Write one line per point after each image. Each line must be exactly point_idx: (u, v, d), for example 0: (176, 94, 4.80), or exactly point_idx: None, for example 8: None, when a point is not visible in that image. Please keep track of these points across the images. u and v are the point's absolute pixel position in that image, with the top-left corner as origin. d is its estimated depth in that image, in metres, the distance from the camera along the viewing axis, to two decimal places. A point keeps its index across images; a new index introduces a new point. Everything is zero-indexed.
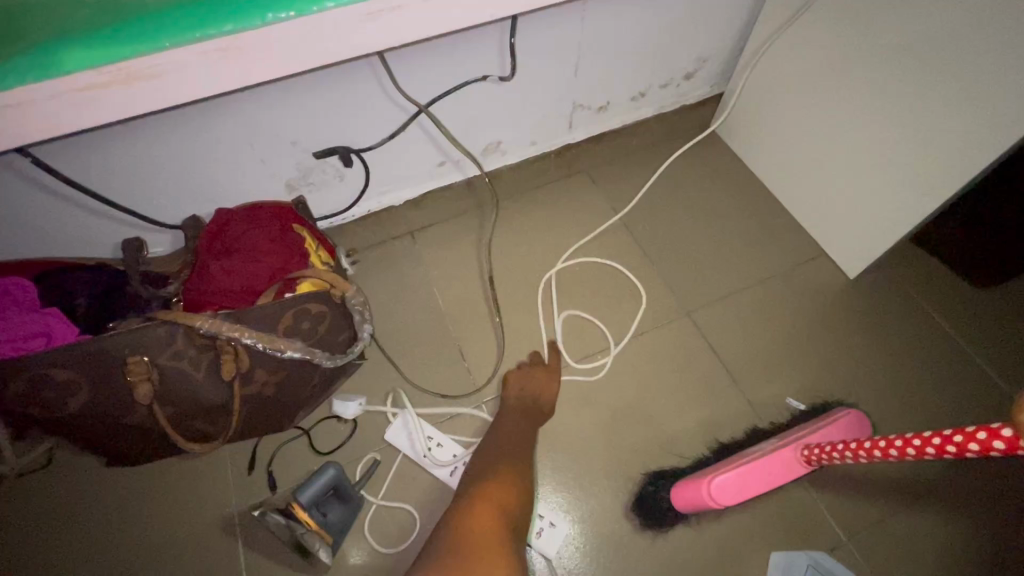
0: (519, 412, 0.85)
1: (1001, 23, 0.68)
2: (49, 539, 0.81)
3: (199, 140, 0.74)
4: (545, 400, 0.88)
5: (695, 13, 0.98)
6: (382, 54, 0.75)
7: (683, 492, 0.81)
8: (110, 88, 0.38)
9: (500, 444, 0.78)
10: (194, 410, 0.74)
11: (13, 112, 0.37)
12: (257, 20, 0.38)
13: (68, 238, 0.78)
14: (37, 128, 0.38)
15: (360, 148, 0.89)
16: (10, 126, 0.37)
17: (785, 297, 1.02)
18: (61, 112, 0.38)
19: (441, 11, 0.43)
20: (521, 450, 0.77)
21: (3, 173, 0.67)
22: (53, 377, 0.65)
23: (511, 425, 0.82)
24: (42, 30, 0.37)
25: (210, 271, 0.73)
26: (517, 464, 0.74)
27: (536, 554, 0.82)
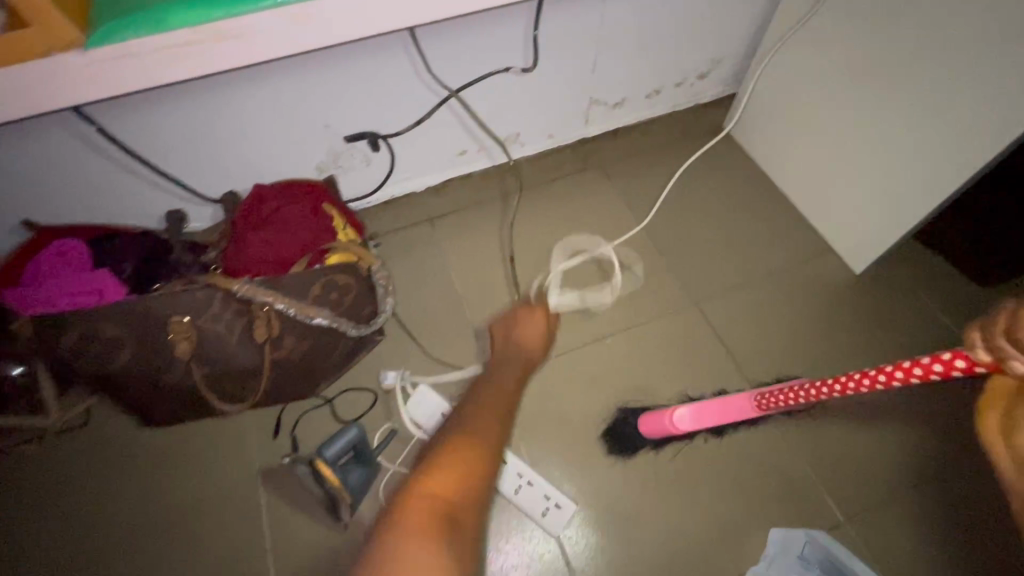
0: (507, 373, 0.78)
1: (1002, 23, 0.72)
2: (86, 491, 0.86)
3: (241, 119, 0.80)
4: (532, 340, 0.86)
5: (710, 15, 1.03)
6: (411, 31, 0.79)
7: (648, 422, 0.87)
8: (206, 43, 0.48)
9: (478, 402, 0.68)
10: (226, 372, 0.79)
11: (133, 61, 0.48)
12: None
13: (118, 208, 0.84)
14: (147, 74, 0.49)
15: (388, 134, 0.94)
16: (130, 72, 0.48)
17: (791, 290, 1.05)
18: (167, 62, 0.49)
19: None
20: (501, 410, 0.67)
21: (70, 140, 0.74)
22: (102, 331, 0.70)
23: (498, 387, 0.73)
24: None
25: (247, 241, 0.79)
26: (492, 421, 0.63)
27: (541, 532, 0.85)
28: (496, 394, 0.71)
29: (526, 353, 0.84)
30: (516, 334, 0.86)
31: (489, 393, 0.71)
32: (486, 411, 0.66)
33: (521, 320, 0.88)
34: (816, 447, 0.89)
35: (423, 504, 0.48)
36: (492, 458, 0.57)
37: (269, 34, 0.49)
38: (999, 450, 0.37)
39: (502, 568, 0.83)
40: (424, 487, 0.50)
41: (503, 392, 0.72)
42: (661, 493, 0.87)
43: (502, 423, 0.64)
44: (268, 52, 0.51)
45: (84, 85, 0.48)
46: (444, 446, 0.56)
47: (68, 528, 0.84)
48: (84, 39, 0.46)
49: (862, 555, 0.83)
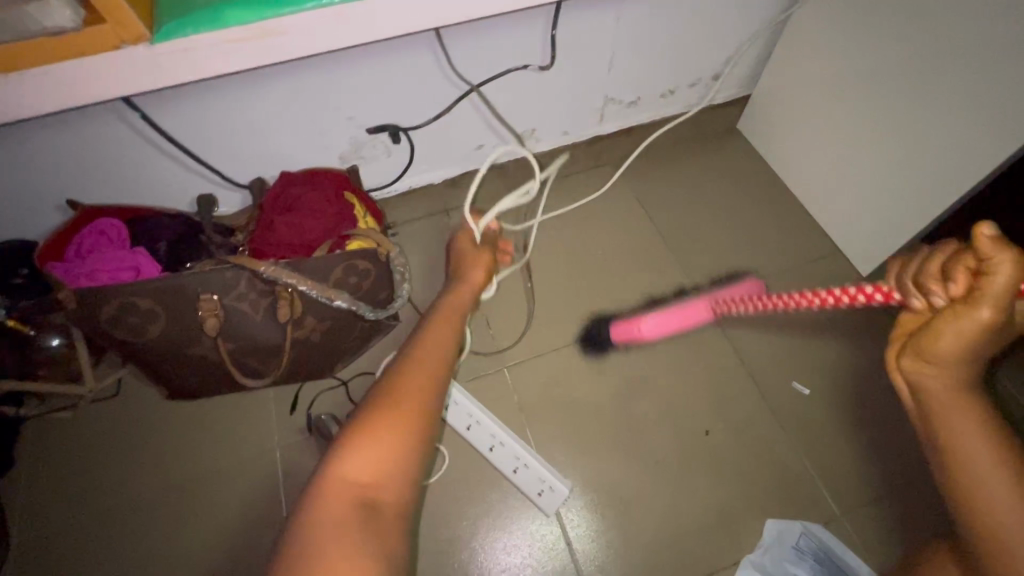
0: (446, 317, 0.74)
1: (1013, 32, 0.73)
2: (115, 457, 0.91)
3: (271, 109, 0.85)
4: (475, 275, 0.84)
5: (725, 18, 1.04)
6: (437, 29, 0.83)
7: (620, 332, 0.99)
8: (254, 40, 0.52)
9: (414, 351, 0.66)
10: (250, 348, 0.84)
11: (187, 55, 0.52)
12: None
13: (154, 190, 0.89)
14: (198, 68, 0.53)
15: (408, 127, 0.98)
16: (184, 65, 0.52)
17: (797, 289, 1.06)
18: (216, 58, 0.53)
19: None
20: (436, 359, 0.65)
21: (116, 126, 0.78)
22: (138, 305, 0.75)
23: (439, 329, 0.71)
24: None
25: (274, 225, 0.83)
26: (425, 377, 0.62)
27: (535, 511, 0.88)
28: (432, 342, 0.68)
29: (464, 291, 0.81)
30: (462, 277, 0.83)
31: (425, 340, 0.68)
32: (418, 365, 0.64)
33: (465, 255, 0.87)
34: (812, 442, 0.93)
35: (343, 495, 0.52)
36: (421, 431, 0.58)
37: (314, 31, 0.53)
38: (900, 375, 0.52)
39: (507, 547, 0.86)
40: (345, 470, 0.53)
41: (441, 337, 0.69)
42: (661, 482, 0.90)
43: (436, 377, 0.63)
44: (312, 47, 0.55)
45: (141, 77, 0.52)
46: (367, 417, 0.57)
47: (97, 491, 0.89)
48: (150, 33, 0.50)
49: (855, 548, 0.85)
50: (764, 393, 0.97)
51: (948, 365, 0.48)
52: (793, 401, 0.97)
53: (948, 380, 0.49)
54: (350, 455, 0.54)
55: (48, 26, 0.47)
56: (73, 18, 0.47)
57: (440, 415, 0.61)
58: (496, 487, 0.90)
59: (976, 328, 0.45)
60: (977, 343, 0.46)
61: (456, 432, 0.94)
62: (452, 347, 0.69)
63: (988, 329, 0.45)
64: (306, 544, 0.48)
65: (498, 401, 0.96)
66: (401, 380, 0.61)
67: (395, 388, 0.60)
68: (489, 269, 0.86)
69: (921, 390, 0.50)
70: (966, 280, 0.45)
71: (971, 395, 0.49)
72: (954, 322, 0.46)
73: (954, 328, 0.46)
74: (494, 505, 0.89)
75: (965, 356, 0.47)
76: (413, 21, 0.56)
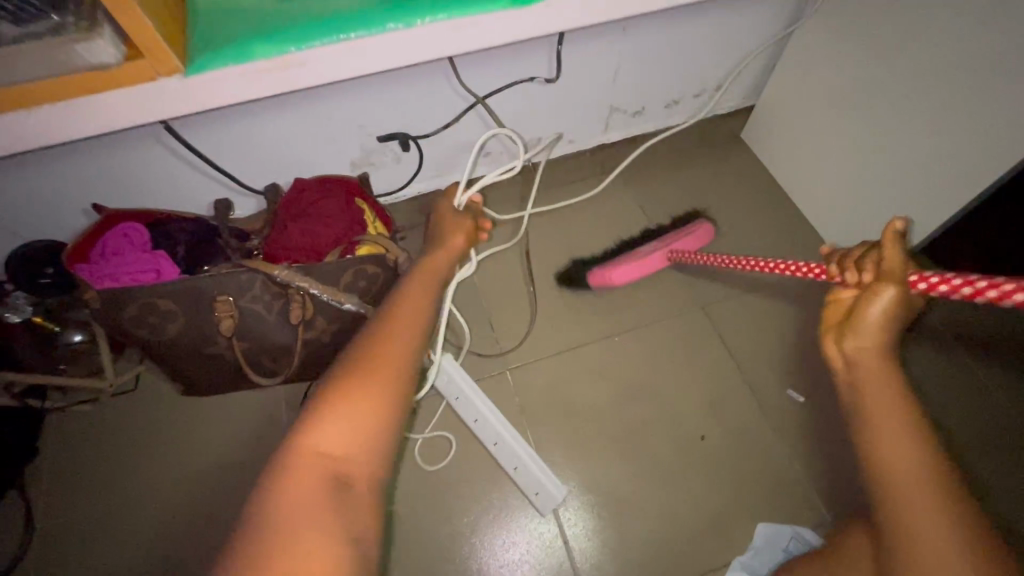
0: (427, 274, 0.68)
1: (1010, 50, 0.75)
2: (133, 448, 0.96)
3: (286, 119, 0.88)
4: (464, 224, 0.76)
5: (730, 31, 1.07)
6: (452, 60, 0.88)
7: (598, 276, 1.05)
8: (267, 74, 0.53)
9: (389, 312, 0.59)
10: (263, 348, 0.87)
11: (204, 87, 0.53)
12: (377, 28, 0.52)
13: (174, 195, 0.93)
14: (215, 98, 0.54)
15: (417, 135, 1.00)
16: (202, 96, 0.54)
17: (795, 297, 1.08)
18: (231, 90, 0.54)
19: (503, 29, 0.56)
20: (410, 322, 0.58)
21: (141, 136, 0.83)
22: (158, 306, 0.79)
23: (417, 290, 0.64)
24: (225, 34, 0.52)
25: (287, 230, 0.87)
26: (398, 340, 0.56)
27: (530, 511, 0.91)
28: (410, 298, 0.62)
29: (448, 248, 0.73)
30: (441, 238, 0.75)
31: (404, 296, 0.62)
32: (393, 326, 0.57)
33: (443, 218, 0.78)
34: (806, 448, 0.95)
35: (307, 470, 0.47)
36: (395, 402, 0.52)
37: (336, 62, 0.54)
38: (833, 353, 0.51)
39: (506, 542, 0.89)
40: (311, 445, 0.48)
41: (420, 299, 0.62)
42: (657, 484, 0.93)
43: (411, 342, 0.56)
44: (333, 76, 0.55)
45: (160, 106, 0.54)
46: (333, 386, 0.52)
47: (115, 481, 0.93)
48: (184, 67, 0.52)
49: None
50: (761, 399, 0.99)
51: (868, 340, 0.49)
52: (790, 407, 0.99)
53: (878, 356, 0.48)
54: (316, 428, 0.49)
55: (93, 62, 0.50)
56: (114, 53, 0.50)
57: (414, 386, 0.55)
58: (497, 484, 0.93)
59: (889, 304, 0.48)
60: (892, 320, 0.49)
61: (463, 425, 0.98)
62: (430, 307, 0.62)
63: (898, 304, 0.48)
64: (265, 524, 0.44)
65: (500, 402, 0.99)
66: (374, 345, 0.55)
67: (365, 355, 0.54)
68: (470, 235, 0.76)
69: (852, 361, 0.49)
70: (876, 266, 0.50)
71: (898, 377, 0.48)
72: (875, 298, 0.48)
73: (873, 305, 0.48)
74: (494, 503, 0.92)
75: (881, 330, 0.48)
76: (423, 53, 0.56)
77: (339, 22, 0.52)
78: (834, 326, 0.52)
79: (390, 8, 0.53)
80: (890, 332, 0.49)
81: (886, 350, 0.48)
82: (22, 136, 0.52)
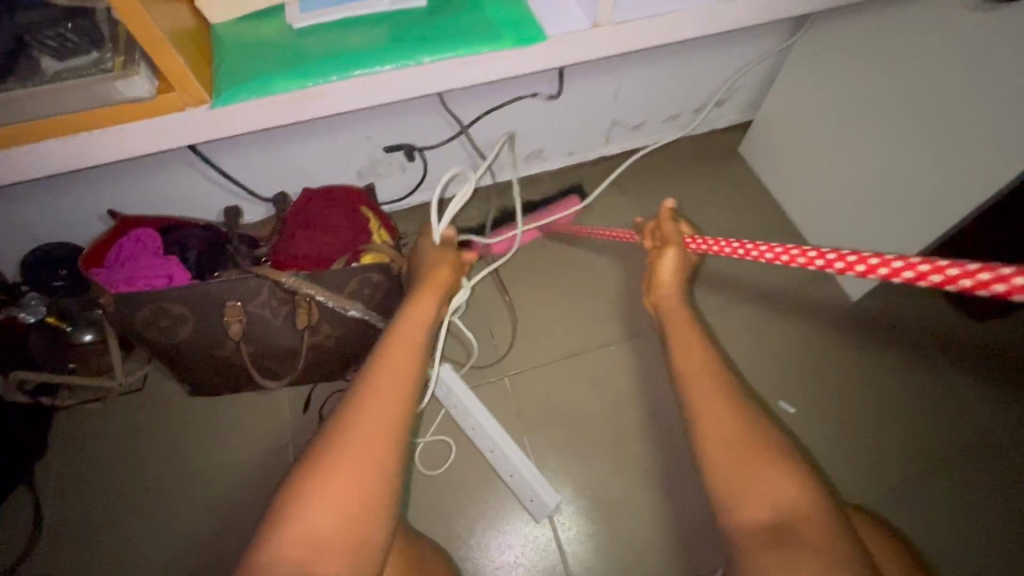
0: (410, 323, 0.65)
1: (993, 84, 0.78)
2: (139, 446, 0.98)
3: (296, 131, 0.91)
4: (439, 274, 0.75)
5: (729, 50, 1.09)
6: (439, 95, 0.94)
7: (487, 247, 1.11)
8: (284, 104, 0.56)
9: (365, 393, 0.56)
10: (270, 351, 0.90)
11: (225, 115, 0.56)
12: (388, 65, 0.55)
13: (186, 202, 0.97)
14: (233, 125, 0.57)
15: (422, 147, 1.04)
16: (221, 124, 0.56)
17: (784, 310, 1.10)
18: (250, 118, 0.56)
19: (508, 63, 0.59)
20: (390, 407, 0.55)
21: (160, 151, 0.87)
22: (170, 310, 0.81)
23: (399, 354, 0.60)
24: (246, 69, 0.55)
25: (296, 239, 0.90)
26: (377, 434, 0.53)
27: (525, 516, 0.94)
28: (391, 358, 0.59)
29: (428, 303, 0.70)
30: (428, 276, 0.75)
31: (386, 354, 0.60)
32: (376, 394, 0.56)
33: (427, 256, 0.81)
34: None
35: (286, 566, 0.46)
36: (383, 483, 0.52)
37: (351, 94, 0.57)
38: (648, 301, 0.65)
39: (501, 546, 0.92)
40: (292, 538, 0.48)
41: (402, 357, 0.60)
42: (649, 491, 0.95)
43: (395, 425, 0.54)
44: (348, 107, 0.58)
45: (184, 133, 0.57)
46: (311, 478, 0.51)
47: (122, 478, 0.96)
48: (209, 98, 0.55)
49: None
50: None
51: (670, 290, 0.63)
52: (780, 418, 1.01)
53: (675, 295, 0.62)
54: (296, 519, 0.49)
55: (129, 95, 0.53)
56: (150, 88, 0.53)
57: (400, 466, 0.54)
58: (493, 489, 0.96)
59: (673, 257, 0.63)
60: (680, 270, 0.64)
61: (462, 432, 1.01)
62: (415, 378, 0.59)
63: (679, 256, 0.63)
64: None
65: (498, 409, 1.02)
66: (352, 436, 0.53)
67: (342, 453, 0.52)
68: (455, 268, 0.79)
69: (659, 303, 0.62)
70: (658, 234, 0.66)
71: (691, 310, 0.62)
72: (663, 257, 0.64)
73: (666, 258, 0.63)
74: (490, 506, 0.95)
75: (675, 282, 0.63)
76: (433, 85, 0.58)
77: (355, 60, 0.55)
78: (647, 280, 0.66)
79: (405, 47, 0.55)
80: (681, 279, 0.64)
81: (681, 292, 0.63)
82: (58, 161, 0.55)
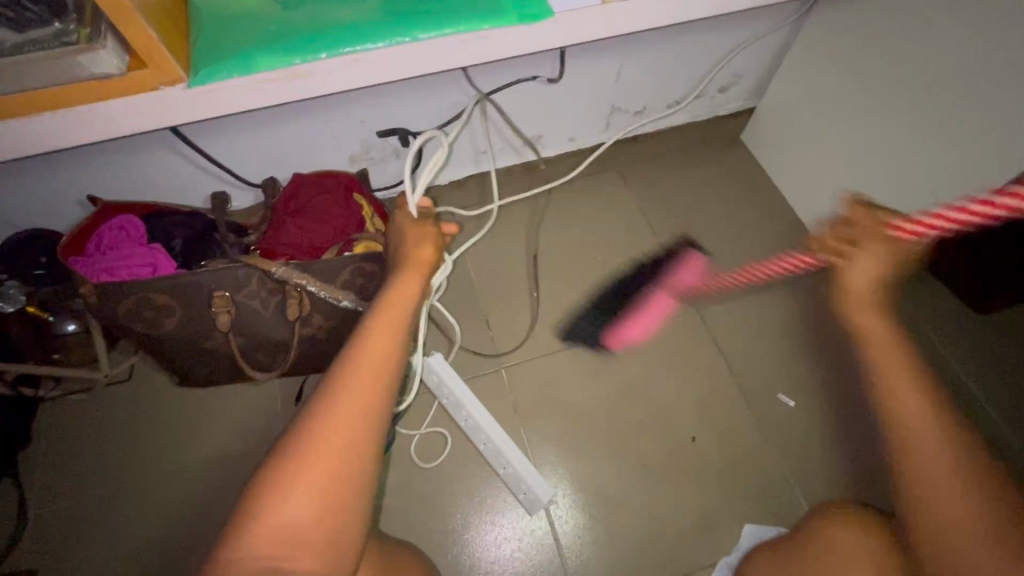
0: (385, 313, 0.62)
1: (1000, 73, 0.75)
2: (127, 438, 0.96)
3: (286, 114, 0.88)
4: (422, 254, 0.70)
5: (733, 35, 1.06)
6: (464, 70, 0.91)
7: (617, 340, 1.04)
8: (269, 83, 0.52)
9: (342, 385, 0.55)
10: (260, 343, 0.87)
11: (205, 96, 0.52)
12: (381, 42, 0.52)
13: (172, 188, 0.93)
14: (212, 106, 0.53)
15: (416, 131, 1.00)
16: (201, 105, 0.53)
17: (786, 302, 1.09)
18: (231, 98, 0.53)
19: (509, 43, 0.56)
20: (367, 401, 0.55)
21: (143, 135, 0.83)
22: (155, 300, 0.78)
23: (372, 350, 0.58)
24: (228, 47, 0.51)
25: (285, 227, 0.87)
26: (353, 430, 0.53)
27: (519, 511, 0.92)
28: (364, 352, 0.57)
29: (410, 285, 0.66)
30: (406, 259, 0.70)
31: (359, 349, 0.58)
32: (349, 393, 0.55)
33: (404, 233, 0.74)
34: (796, 453, 0.96)
35: (258, 557, 0.50)
36: (356, 481, 0.53)
37: (341, 74, 0.53)
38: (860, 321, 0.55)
39: (496, 540, 0.90)
40: (266, 528, 0.51)
41: (377, 352, 0.58)
42: (648, 485, 0.94)
43: (367, 424, 0.54)
44: (339, 88, 0.55)
45: (162, 116, 0.53)
46: (288, 473, 0.52)
47: (108, 470, 0.93)
48: (184, 77, 0.51)
49: None
50: (752, 403, 1.00)
51: (862, 300, 0.56)
52: (779, 411, 1.00)
53: (876, 309, 0.55)
54: (270, 511, 0.51)
55: (96, 72, 0.50)
56: (118, 65, 0.50)
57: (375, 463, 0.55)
58: (488, 483, 0.94)
59: (876, 259, 0.57)
60: (880, 277, 0.57)
61: (457, 425, 0.99)
62: (390, 376, 0.57)
63: (879, 261, 0.57)
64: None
65: (495, 400, 1.00)
66: (328, 432, 0.53)
67: (315, 453, 0.52)
68: (438, 246, 0.72)
69: (863, 329, 0.55)
70: (844, 233, 0.59)
71: (901, 329, 0.55)
72: (852, 265, 0.57)
73: (861, 264, 0.57)
74: (484, 499, 0.93)
75: (877, 293, 0.56)
76: (430, 65, 0.55)
77: (345, 36, 0.51)
78: (847, 298, 0.57)
79: (401, 22, 0.52)
80: (881, 288, 0.56)
81: (886, 308, 0.55)
82: (15, 143, 0.51)
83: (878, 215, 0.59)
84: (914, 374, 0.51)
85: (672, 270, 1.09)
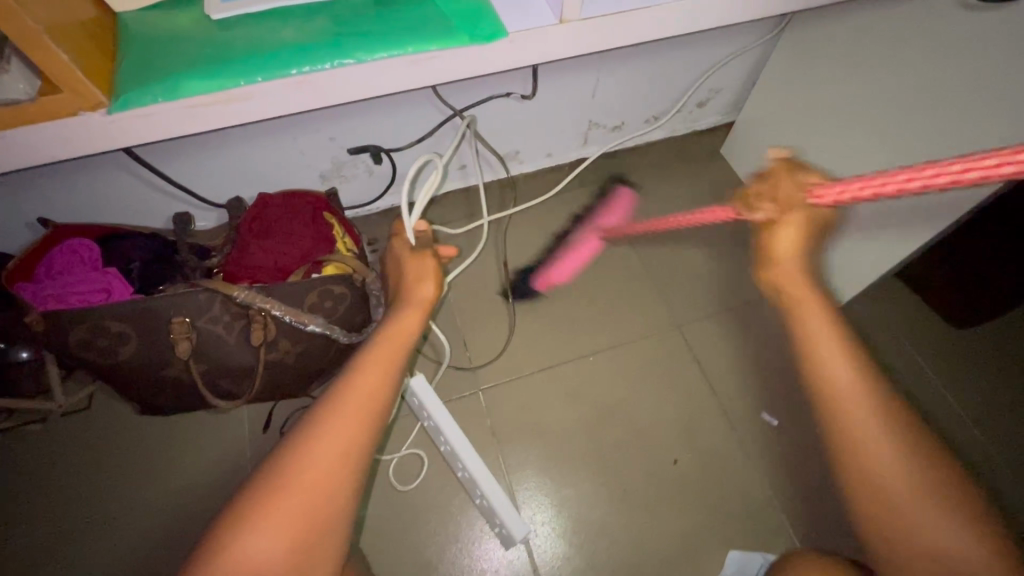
0: (383, 348, 0.60)
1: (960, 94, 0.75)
2: (81, 470, 0.91)
3: (250, 138, 0.86)
4: (424, 291, 0.69)
5: (707, 53, 1.06)
6: (434, 88, 0.89)
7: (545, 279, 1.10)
8: (212, 106, 0.50)
9: (329, 416, 0.53)
10: (224, 371, 0.83)
11: (137, 120, 0.49)
12: (327, 64, 0.49)
13: (132, 210, 0.90)
14: (144, 131, 0.51)
15: (390, 149, 0.98)
16: (133, 131, 0.50)
17: (768, 317, 1.07)
18: (165, 122, 0.50)
19: (467, 64, 0.54)
20: (354, 437, 0.52)
21: (104, 162, 0.81)
22: (108, 328, 0.74)
23: (365, 383, 0.56)
24: (162, 69, 0.49)
25: (250, 249, 0.83)
26: (334, 466, 0.51)
27: (498, 545, 0.89)
28: (355, 385, 0.55)
29: (410, 321, 0.65)
30: (408, 297, 0.68)
31: (352, 382, 0.56)
32: (334, 428, 0.52)
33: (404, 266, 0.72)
34: (779, 474, 0.94)
35: None
36: (334, 521, 0.50)
37: (284, 96, 0.51)
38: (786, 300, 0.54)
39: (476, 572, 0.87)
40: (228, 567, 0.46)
41: (371, 385, 0.56)
42: (630, 511, 0.91)
43: (352, 461, 0.52)
44: (283, 110, 0.52)
45: (95, 141, 0.51)
46: (253, 506, 0.48)
47: (58, 506, 0.88)
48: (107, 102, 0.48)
49: None
50: (734, 425, 0.98)
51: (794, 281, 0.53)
52: (762, 431, 0.98)
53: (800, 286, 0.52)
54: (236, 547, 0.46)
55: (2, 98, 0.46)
56: (26, 89, 0.47)
57: (352, 505, 0.52)
58: (465, 510, 0.91)
59: (793, 228, 0.53)
60: (803, 249, 0.53)
61: (435, 452, 0.95)
62: (380, 413, 0.55)
63: (798, 230, 0.53)
64: None
65: (473, 422, 0.97)
66: (306, 466, 0.50)
67: (292, 486, 0.49)
68: (440, 279, 0.71)
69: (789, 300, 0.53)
70: (767, 193, 0.54)
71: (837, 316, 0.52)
72: (776, 232, 0.54)
73: (780, 233, 0.53)
74: (461, 530, 0.90)
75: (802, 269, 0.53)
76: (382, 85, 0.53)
77: (284, 59, 0.49)
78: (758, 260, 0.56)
79: (346, 43, 0.50)
80: (806, 257, 0.53)
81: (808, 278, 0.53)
82: None
83: (801, 176, 0.53)
84: (885, 401, 0.47)
85: (602, 212, 1.17)
